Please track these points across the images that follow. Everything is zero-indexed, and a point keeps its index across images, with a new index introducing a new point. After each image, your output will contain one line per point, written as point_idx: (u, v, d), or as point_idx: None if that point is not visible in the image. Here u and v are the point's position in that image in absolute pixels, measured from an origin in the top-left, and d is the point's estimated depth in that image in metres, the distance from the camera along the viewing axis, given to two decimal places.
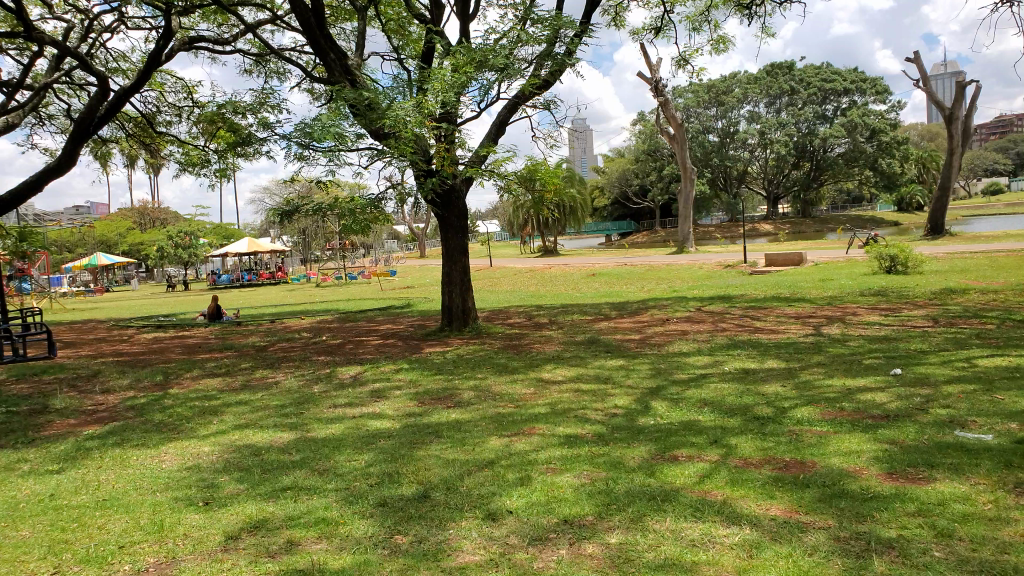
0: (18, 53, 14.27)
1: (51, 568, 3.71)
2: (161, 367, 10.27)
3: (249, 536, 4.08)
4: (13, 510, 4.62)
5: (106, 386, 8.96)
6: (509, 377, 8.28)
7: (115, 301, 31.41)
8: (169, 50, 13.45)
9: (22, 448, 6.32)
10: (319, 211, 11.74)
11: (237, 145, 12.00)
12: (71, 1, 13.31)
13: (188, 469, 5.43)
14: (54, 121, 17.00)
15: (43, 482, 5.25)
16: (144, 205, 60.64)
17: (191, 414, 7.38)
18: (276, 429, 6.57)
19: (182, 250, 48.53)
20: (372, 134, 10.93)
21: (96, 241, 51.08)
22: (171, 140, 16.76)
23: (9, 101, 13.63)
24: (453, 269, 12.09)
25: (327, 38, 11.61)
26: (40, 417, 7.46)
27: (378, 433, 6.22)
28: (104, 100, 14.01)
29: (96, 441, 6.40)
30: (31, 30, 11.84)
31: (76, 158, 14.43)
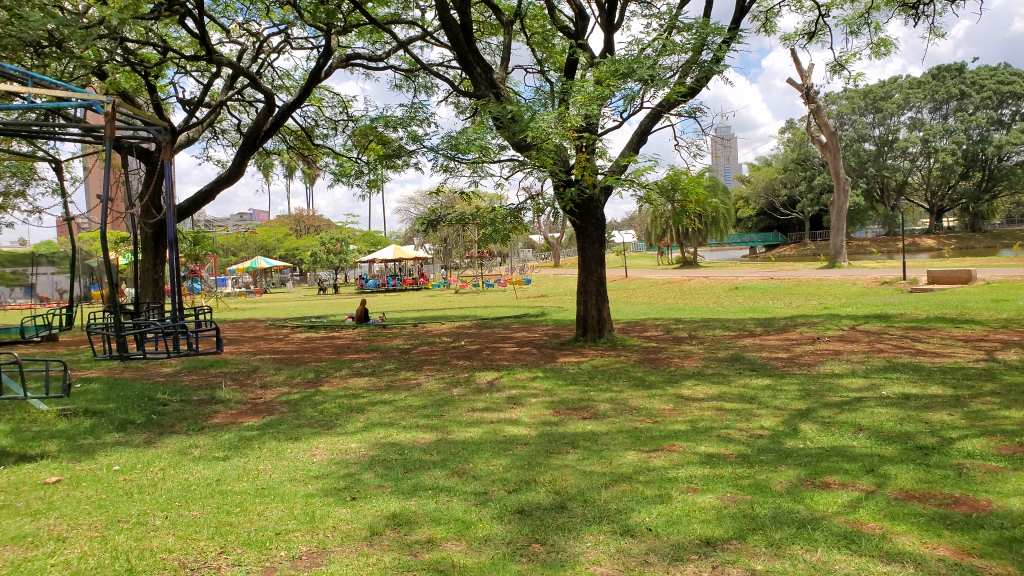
0: (199, 74, 15.64)
1: (218, 548, 4.01)
2: (313, 365, 10.89)
3: (393, 532, 4.23)
4: (185, 492, 5.05)
5: (265, 382, 9.61)
6: (647, 391, 8.15)
7: (273, 303, 33.70)
8: (328, 68, 14.31)
9: (192, 435, 6.89)
10: (461, 220, 12.08)
11: (387, 157, 12.57)
12: (245, 25, 14.45)
13: (338, 463, 5.72)
14: (226, 135, 18.52)
15: (210, 468, 5.70)
16: (301, 213, 64.62)
17: (340, 411, 7.78)
18: (417, 430, 6.79)
19: (333, 256, 51.37)
20: (515, 145, 11.12)
21: (256, 246, 55.01)
22: (327, 152, 17.83)
23: (190, 118, 14.96)
24: (590, 278, 12.07)
25: (474, 52, 11.94)
26: (208, 408, 8.11)
27: (515, 439, 6.29)
28: (270, 115, 15.10)
29: (255, 433, 6.88)
30: (212, 53, 12.95)
31: (244, 169, 15.63)
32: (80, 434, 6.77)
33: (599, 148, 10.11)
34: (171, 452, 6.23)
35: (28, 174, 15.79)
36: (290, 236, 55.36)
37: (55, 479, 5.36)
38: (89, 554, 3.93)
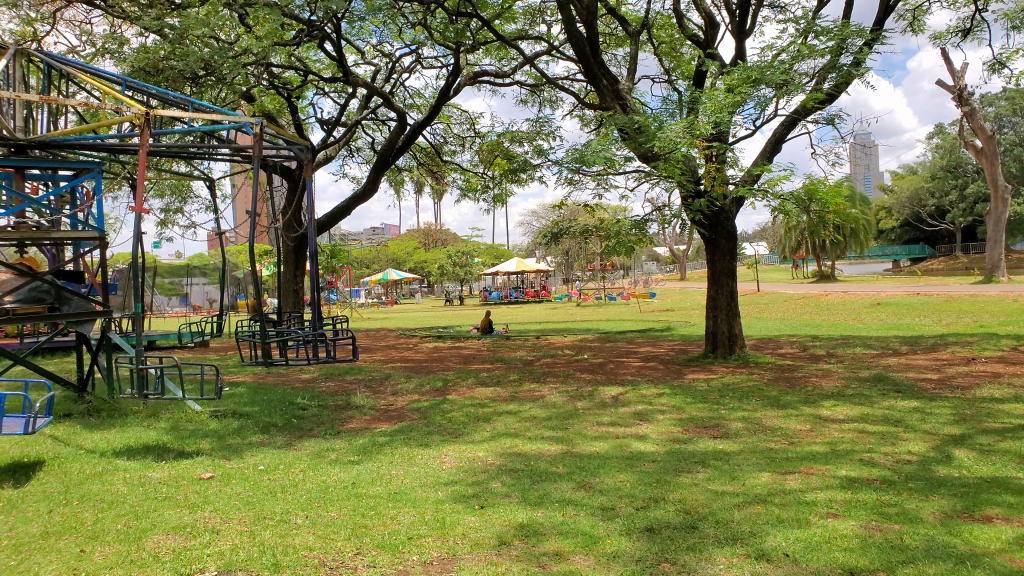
0: (337, 95, 16.49)
1: (355, 549, 4.17)
2: (440, 375, 11.17)
3: (521, 542, 4.25)
4: (324, 493, 5.29)
5: (396, 389, 9.94)
6: (782, 411, 7.80)
7: (402, 313, 34.83)
8: (457, 85, 14.72)
9: (329, 438, 7.22)
10: (585, 233, 12.07)
11: (513, 171, 12.75)
12: (379, 47, 15.11)
13: (466, 471, 5.82)
14: (360, 153, 19.42)
15: (346, 471, 5.94)
16: (429, 227, 66.60)
17: (467, 420, 7.92)
18: (543, 441, 6.81)
19: (459, 269, 52.59)
20: (641, 157, 11.01)
21: (387, 259, 57.16)
22: (455, 168, 18.32)
23: (328, 137, 15.78)
24: (720, 292, 11.77)
25: (600, 65, 11.92)
26: (343, 413, 8.48)
27: (643, 456, 6.17)
28: (402, 133, 15.69)
29: (387, 438, 7.12)
30: (348, 75, 13.60)
31: (377, 185, 16.31)
32: (229, 434, 7.25)
33: (729, 158, 9.82)
34: (310, 454, 6.55)
35: (186, 193, 17.15)
36: (419, 249, 57.17)
37: (209, 475, 5.76)
38: (239, 547, 4.19)
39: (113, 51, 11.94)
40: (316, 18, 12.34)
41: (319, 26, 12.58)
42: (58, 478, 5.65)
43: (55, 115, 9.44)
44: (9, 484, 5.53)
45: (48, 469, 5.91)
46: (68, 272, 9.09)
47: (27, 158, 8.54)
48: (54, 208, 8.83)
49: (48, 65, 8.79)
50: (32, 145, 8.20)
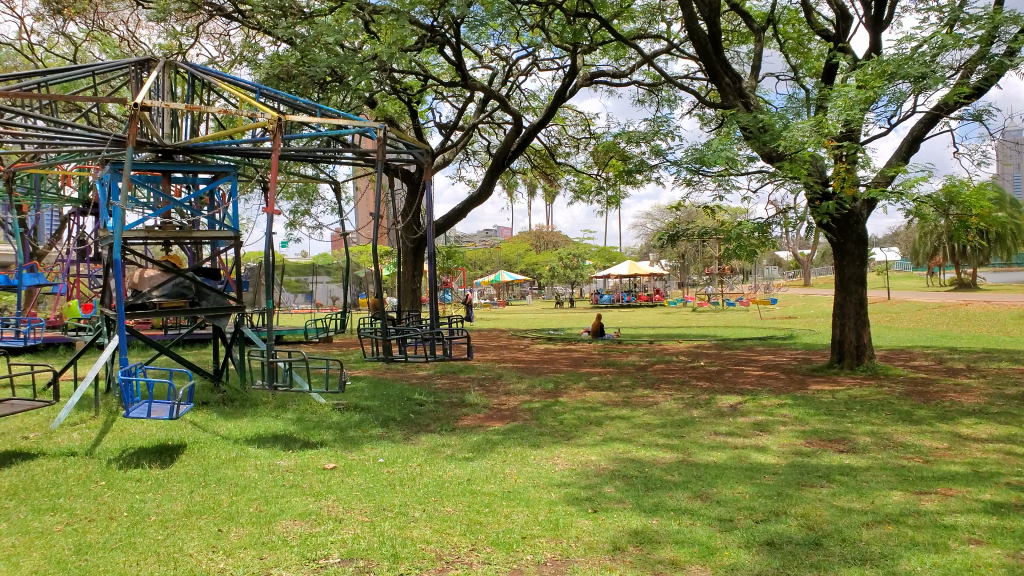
0: (455, 99, 16.82)
1: (470, 545, 4.24)
2: (552, 376, 11.16)
3: (635, 549, 4.18)
4: (440, 488, 5.40)
5: (508, 389, 10.04)
6: (916, 427, 7.33)
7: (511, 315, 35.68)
8: (574, 87, 14.72)
9: (444, 435, 7.37)
10: (703, 236, 11.79)
11: (628, 173, 12.62)
12: (496, 51, 15.30)
13: (579, 474, 5.79)
14: (476, 156, 19.75)
15: (460, 467, 6.04)
16: (540, 229, 66.95)
17: (579, 423, 7.89)
18: (657, 448, 6.68)
19: (570, 271, 52.56)
20: (764, 157, 10.63)
21: (500, 261, 57.88)
22: (568, 170, 18.31)
23: (446, 141, 16.13)
24: (848, 299, 11.20)
25: (722, 62, 11.61)
26: (458, 410, 8.64)
27: (763, 468, 5.95)
28: (517, 136, 15.82)
29: (500, 437, 7.19)
30: (467, 79, 13.85)
31: (492, 188, 16.51)
32: (350, 427, 7.54)
33: (861, 158, 9.32)
34: (426, 449, 6.71)
35: (313, 196, 18.00)
36: (531, 252, 57.55)
37: (332, 465, 6.00)
38: (360, 536, 4.35)
39: (249, 59, 12.69)
40: (437, 23, 12.65)
41: (440, 31, 12.88)
42: (198, 461, 6.05)
43: (197, 122, 10.12)
44: (155, 464, 5.97)
45: (188, 453, 6.34)
46: (207, 269, 9.72)
47: (173, 162, 9.20)
48: (196, 209, 9.46)
49: (192, 76, 9.41)
50: (177, 149, 8.81)
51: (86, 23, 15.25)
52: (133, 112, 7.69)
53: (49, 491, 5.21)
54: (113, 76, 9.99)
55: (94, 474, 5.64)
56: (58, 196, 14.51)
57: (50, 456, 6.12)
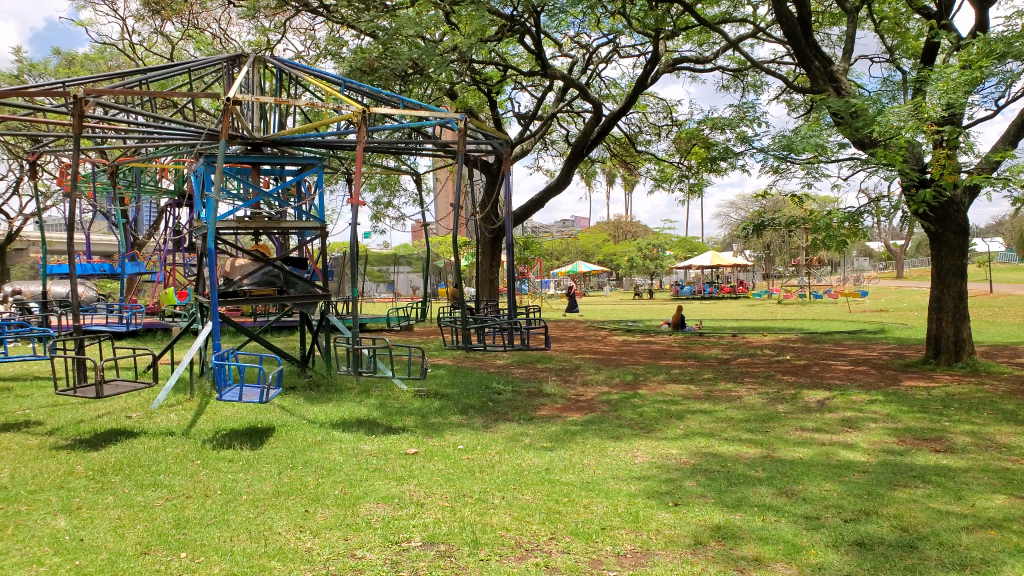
0: (534, 89, 16.79)
1: (549, 533, 4.25)
2: (631, 368, 11.05)
3: (718, 544, 4.11)
4: (518, 476, 5.44)
5: (587, 380, 10.00)
6: (1020, 428, 6.92)
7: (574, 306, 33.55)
8: (655, 74, 14.48)
9: (522, 424, 7.40)
10: (790, 225, 11.43)
11: (711, 161, 12.33)
12: (576, 39, 15.18)
13: (659, 467, 5.73)
14: (555, 146, 19.69)
15: (539, 457, 6.06)
16: (619, 219, 66.30)
17: (659, 416, 7.79)
18: (740, 443, 6.53)
19: (650, 261, 51.84)
20: (855, 143, 10.22)
21: (579, 251, 57.67)
22: (649, 158, 18.03)
23: (525, 131, 16.13)
24: (946, 292, 10.69)
25: (812, 46, 11.20)
26: (536, 400, 8.66)
27: (852, 465, 5.73)
28: (597, 124, 15.67)
29: (578, 428, 7.18)
30: (546, 68, 13.79)
31: (571, 177, 16.43)
32: (431, 413, 7.66)
33: (963, 143, 8.83)
34: (505, 438, 6.75)
35: (395, 187, 18.33)
36: (609, 242, 57.13)
37: (414, 451, 6.12)
38: (441, 520, 4.42)
39: (334, 53, 12.99)
40: (517, 12, 12.66)
41: (520, 20, 12.87)
42: (286, 444, 6.26)
43: (285, 115, 10.44)
44: (246, 445, 6.22)
45: (277, 435, 6.57)
46: (294, 258, 10.04)
47: (262, 155, 9.53)
48: (284, 200, 9.78)
49: (281, 70, 9.69)
50: (266, 142, 9.12)
51: (183, 23, 15.98)
52: (225, 106, 7.98)
53: (150, 468, 5.50)
54: (206, 72, 10.41)
55: (191, 453, 5.91)
56: (156, 188, 15.26)
57: (151, 435, 6.46)
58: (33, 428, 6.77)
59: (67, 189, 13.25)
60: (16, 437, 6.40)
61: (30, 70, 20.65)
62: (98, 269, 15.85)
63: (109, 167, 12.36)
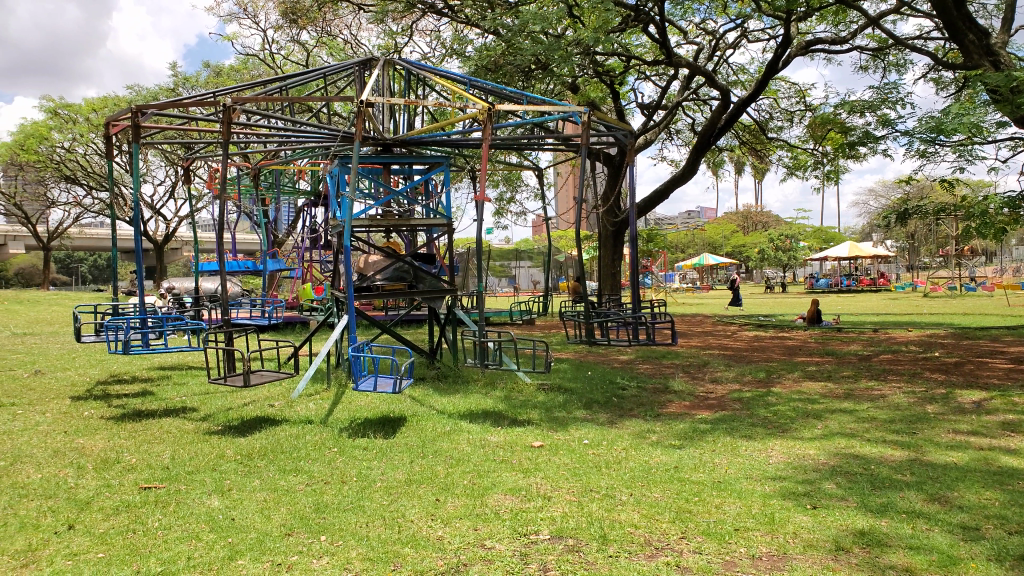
0: (658, 79, 16.47)
1: (679, 532, 4.15)
2: (763, 365, 10.63)
3: (863, 551, 3.87)
4: (647, 473, 5.34)
5: (716, 377, 9.72)
6: None
7: (696, 304, 29.14)
8: (787, 57, 13.84)
9: (649, 420, 7.28)
10: (939, 212, 10.62)
11: (851, 146, 11.66)
12: (702, 25, 14.75)
13: (795, 468, 5.47)
14: (680, 135, 19.23)
15: (667, 454, 5.93)
16: (748, 210, 63.90)
17: (795, 415, 7.45)
18: (885, 445, 6.13)
19: (782, 253, 49.56)
20: (1017, 120, 9.36)
21: (705, 243, 56.04)
22: (781, 145, 17.26)
23: (649, 121, 15.84)
24: None
25: (966, 17, 10.34)
26: (663, 396, 8.50)
27: (1015, 473, 5.25)
28: (724, 112, 15.15)
29: (708, 426, 6.98)
30: (671, 56, 13.47)
31: (697, 167, 15.99)
32: (555, 407, 7.68)
33: None
34: (632, 434, 6.64)
35: (517, 182, 18.50)
36: (738, 232, 55.10)
37: (540, 444, 6.14)
38: (569, 514, 4.42)
39: (459, 52, 13.25)
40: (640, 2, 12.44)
41: (644, 9, 12.64)
42: (417, 433, 6.45)
43: (413, 115, 10.75)
44: (380, 434, 6.46)
45: (408, 425, 6.78)
46: (423, 254, 10.34)
47: (392, 155, 9.86)
48: (413, 198, 10.07)
49: (408, 71, 9.97)
50: (396, 142, 9.42)
51: (317, 31, 16.80)
52: (358, 109, 8.30)
53: (292, 454, 5.82)
54: (339, 77, 10.86)
55: (328, 441, 6.21)
56: (294, 189, 16.13)
57: (292, 423, 6.83)
58: (189, 414, 7.31)
59: (216, 192, 14.23)
60: (174, 422, 6.94)
61: (183, 83, 22.36)
62: (243, 267, 16.91)
63: (252, 170, 13.14)
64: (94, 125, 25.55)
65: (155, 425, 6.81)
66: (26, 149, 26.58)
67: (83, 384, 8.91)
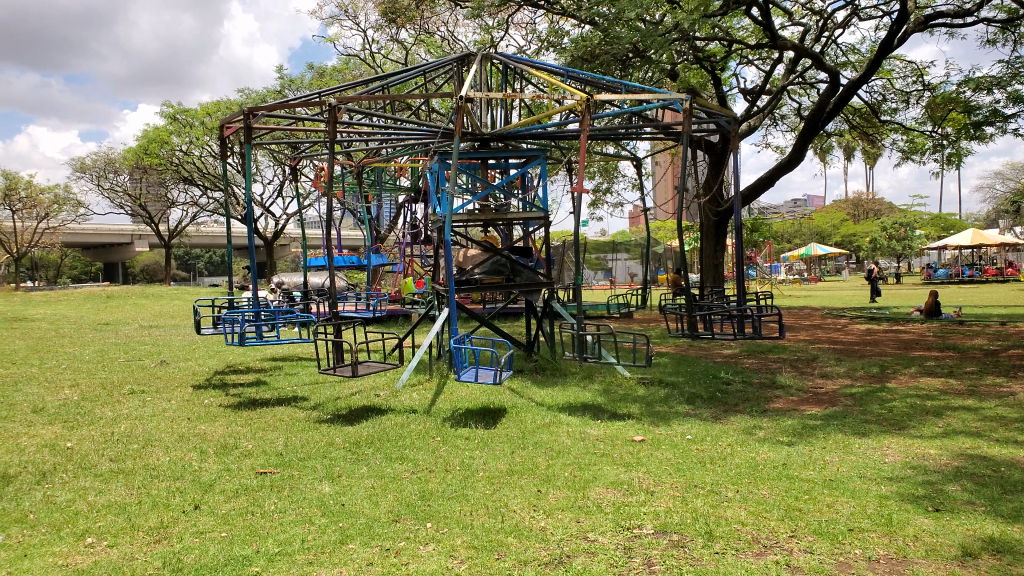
0: (761, 63, 15.91)
1: (789, 531, 4.01)
2: (877, 360, 10.12)
3: (993, 558, 3.62)
4: (753, 470, 5.19)
5: (826, 372, 9.32)
6: None
7: (804, 297, 27.91)
8: (903, 34, 13.09)
9: (755, 416, 7.07)
10: None
11: (976, 126, 10.90)
12: (809, 4, 14.13)
13: (915, 468, 5.18)
14: (785, 121, 18.53)
15: (775, 451, 5.74)
16: (859, 197, 60.91)
17: (914, 412, 7.05)
18: (1015, 446, 5.72)
19: (896, 242, 46.97)
20: None
21: (812, 233, 53.84)
22: (895, 127, 16.35)
23: (752, 107, 15.33)
24: None
25: None
26: (769, 391, 8.23)
27: None
28: (834, 94, 14.47)
29: (818, 422, 6.71)
30: (776, 39, 12.97)
31: (804, 153, 15.36)
32: (656, 401, 7.57)
33: None
34: (737, 430, 6.46)
35: (614, 173, 18.31)
36: (847, 221, 52.62)
37: (641, 438, 6.07)
38: (673, 510, 4.35)
39: (555, 44, 13.21)
40: None
41: None
42: (517, 425, 6.49)
43: (510, 109, 10.81)
44: (481, 425, 6.55)
45: (508, 416, 6.84)
46: (519, 248, 10.40)
47: (489, 150, 9.95)
48: (510, 192, 10.13)
49: (506, 66, 10.01)
50: (494, 137, 9.50)
51: (415, 29, 17.12)
52: (458, 105, 8.41)
53: (397, 442, 5.98)
54: (437, 74, 11.04)
55: (432, 430, 6.35)
56: (395, 186, 16.53)
57: (397, 413, 7.02)
58: (300, 403, 7.64)
59: (323, 190, 14.79)
60: (287, 410, 7.26)
61: (289, 85, 23.27)
62: (348, 261, 17.51)
63: (355, 168, 13.56)
64: (208, 128, 26.99)
65: (269, 413, 7.15)
66: (148, 153, 28.34)
67: (204, 374, 9.46)
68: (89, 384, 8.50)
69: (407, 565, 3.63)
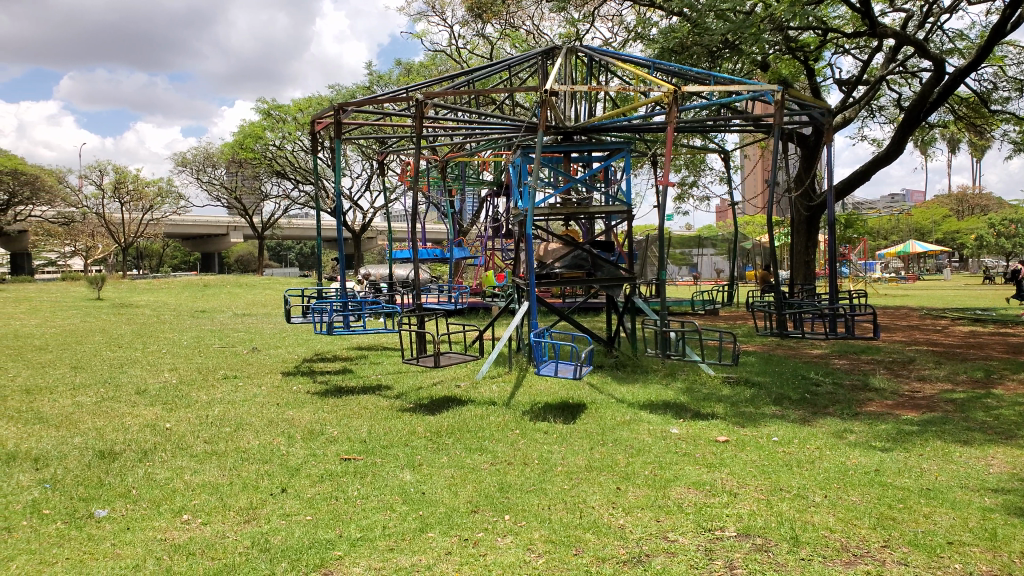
0: (859, 51, 15.23)
1: (881, 540, 3.83)
2: (981, 364, 9.56)
3: None
4: (843, 475, 4.98)
5: (924, 375, 8.86)
6: None
7: (901, 296, 26.60)
8: (1017, 18, 12.26)
9: (846, 419, 6.78)
10: None
11: None
12: None
13: (1022, 480, 4.86)
14: (884, 112, 17.70)
15: (867, 456, 5.50)
16: (964, 192, 57.61)
17: (1022, 420, 6.62)
18: None
19: (1005, 239, 44.18)
20: None
21: (912, 229, 51.26)
22: (1007, 117, 15.36)
23: (848, 98, 14.70)
24: None
25: None
26: (862, 394, 7.89)
27: None
28: (938, 84, 13.71)
29: (914, 428, 6.38)
30: (876, 26, 12.38)
31: (904, 146, 14.63)
32: (741, 401, 7.36)
33: None
34: (827, 433, 6.22)
35: (700, 166, 17.92)
36: (951, 217, 49.85)
37: (724, 438, 5.92)
38: (757, 512, 4.22)
39: (643, 36, 13.01)
40: None
41: None
42: (597, 421, 6.44)
43: (594, 102, 10.70)
44: (561, 419, 6.53)
45: (588, 411, 6.79)
46: (601, 242, 10.31)
47: (573, 143, 9.88)
48: (593, 185, 10.03)
49: (591, 59, 9.91)
50: (577, 130, 9.42)
51: (501, 23, 17.17)
52: (542, 98, 8.38)
53: (477, 434, 6.02)
54: (523, 68, 11.04)
55: (511, 423, 6.36)
56: (479, 180, 16.66)
57: (478, 404, 7.08)
58: (385, 392, 7.80)
59: (409, 184, 15.05)
60: (371, 399, 7.42)
61: (378, 81, 23.76)
62: (432, 254, 17.78)
63: (440, 162, 13.74)
64: (300, 124, 27.87)
65: (354, 401, 7.33)
66: (244, 147, 29.49)
67: (293, 361, 9.78)
68: (187, 368, 8.93)
69: (484, 556, 3.64)
